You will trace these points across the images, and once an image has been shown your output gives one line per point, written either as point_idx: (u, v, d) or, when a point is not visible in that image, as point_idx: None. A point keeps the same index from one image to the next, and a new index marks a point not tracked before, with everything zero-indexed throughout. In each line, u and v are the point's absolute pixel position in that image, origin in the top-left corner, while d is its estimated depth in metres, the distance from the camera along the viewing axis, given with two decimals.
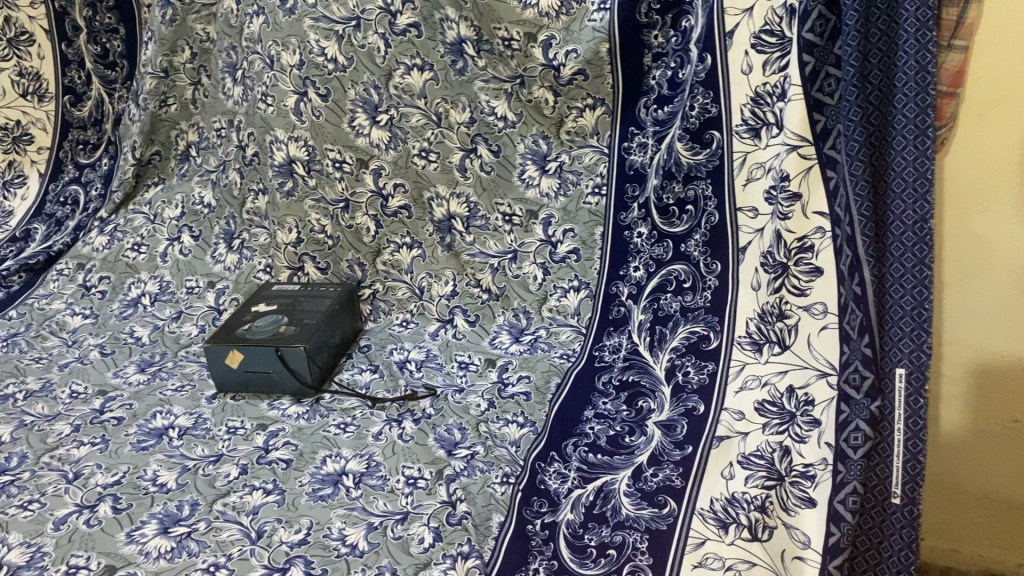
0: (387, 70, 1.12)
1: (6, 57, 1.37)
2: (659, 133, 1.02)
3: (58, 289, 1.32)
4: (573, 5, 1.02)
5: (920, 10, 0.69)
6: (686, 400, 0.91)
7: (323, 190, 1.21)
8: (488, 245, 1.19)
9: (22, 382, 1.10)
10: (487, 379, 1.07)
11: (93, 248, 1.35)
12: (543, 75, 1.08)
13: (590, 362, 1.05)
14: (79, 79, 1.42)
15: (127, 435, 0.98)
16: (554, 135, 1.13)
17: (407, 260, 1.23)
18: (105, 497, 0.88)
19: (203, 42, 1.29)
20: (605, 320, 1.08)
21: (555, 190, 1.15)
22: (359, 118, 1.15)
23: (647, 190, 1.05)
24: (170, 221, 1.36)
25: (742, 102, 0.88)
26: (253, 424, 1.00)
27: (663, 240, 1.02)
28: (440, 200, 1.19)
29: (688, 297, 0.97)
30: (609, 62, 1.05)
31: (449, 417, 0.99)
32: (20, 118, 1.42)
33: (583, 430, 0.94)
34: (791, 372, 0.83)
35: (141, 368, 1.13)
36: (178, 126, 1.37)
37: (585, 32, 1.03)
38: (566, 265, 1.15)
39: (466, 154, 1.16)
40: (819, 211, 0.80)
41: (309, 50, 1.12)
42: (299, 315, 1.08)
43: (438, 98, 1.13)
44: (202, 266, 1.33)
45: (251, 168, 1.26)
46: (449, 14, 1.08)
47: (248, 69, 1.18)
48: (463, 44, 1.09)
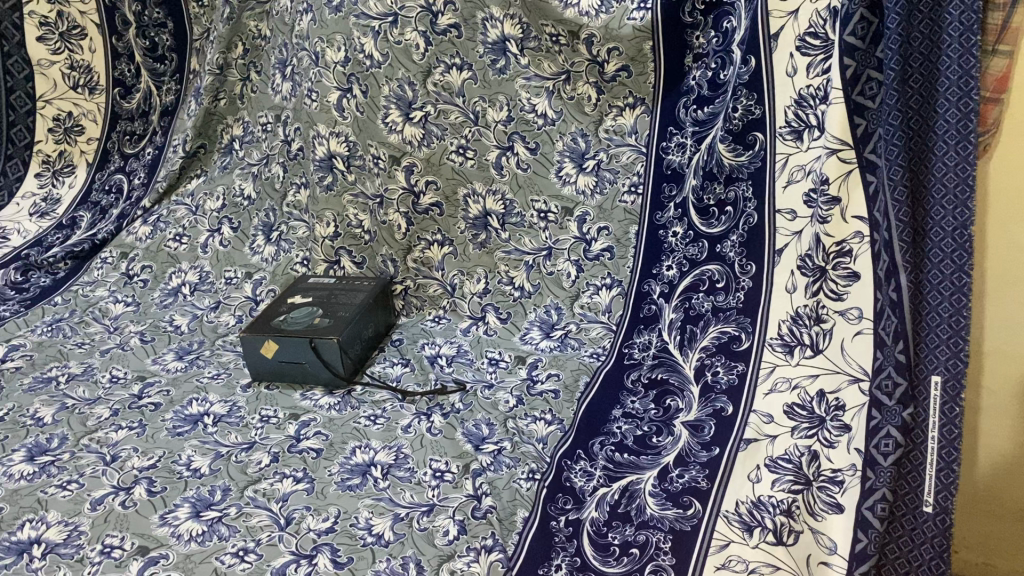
0: (425, 67, 1.13)
1: (58, 51, 1.42)
2: (699, 133, 1.03)
3: (101, 277, 1.35)
4: (612, 4, 1.04)
5: (965, 13, 0.68)
6: (715, 400, 0.91)
7: (362, 184, 1.22)
8: (523, 242, 1.19)
9: (65, 365, 1.13)
10: (516, 375, 1.07)
11: (136, 238, 1.38)
12: (588, 70, 1.11)
13: (619, 360, 1.05)
14: (129, 72, 1.45)
15: (164, 420, 1.01)
16: (592, 132, 1.14)
17: (438, 258, 1.24)
18: (141, 480, 0.90)
19: (256, 39, 1.32)
20: (636, 318, 1.08)
21: (591, 188, 1.15)
22: (393, 115, 1.16)
23: (685, 190, 1.05)
24: (211, 212, 1.37)
25: (785, 104, 0.88)
26: (285, 414, 1.01)
27: (698, 240, 1.02)
28: (476, 197, 1.20)
29: (721, 297, 0.97)
30: (651, 59, 1.07)
31: (477, 412, 0.99)
32: (72, 110, 1.46)
33: (611, 429, 0.94)
34: (823, 376, 0.82)
35: (179, 355, 1.15)
36: (225, 120, 1.39)
37: (624, 30, 1.05)
38: (599, 264, 1.16)
39: (502, 152, 1.17)
40: (859, 215, 0.80)
41: (354, 47, 1.13)
42: (334, 308, 1.09)
43: (477, 97, 1.15)
44: (242, 258, 1.34)
45: (294, 162, 1.27)
46: (493, 14, 1.09)
47: (297, 65, 1.21)
48: (506, 42, 1.11)
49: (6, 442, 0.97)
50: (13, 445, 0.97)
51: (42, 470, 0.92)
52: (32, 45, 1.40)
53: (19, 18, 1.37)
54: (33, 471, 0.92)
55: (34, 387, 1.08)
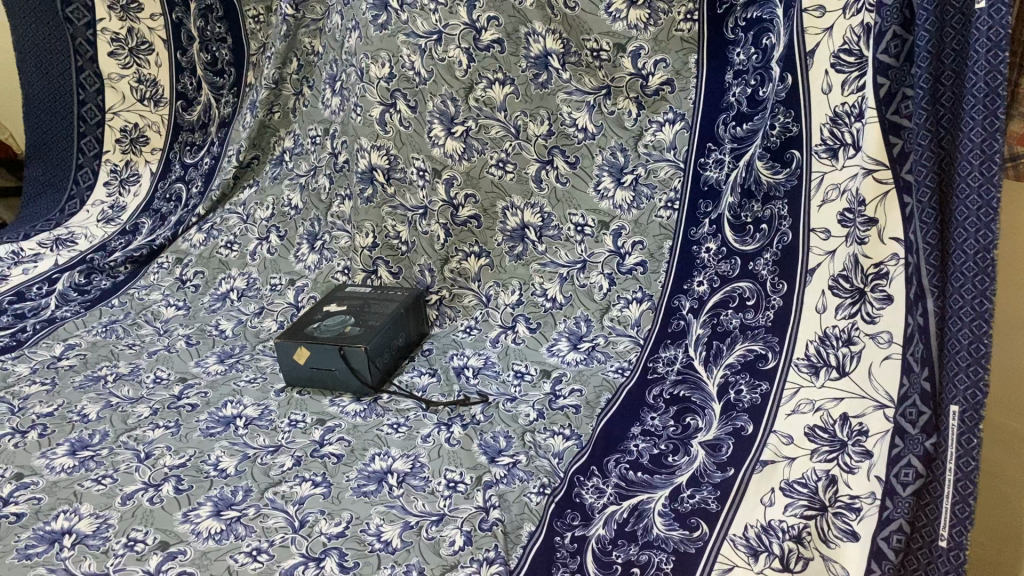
0: (468, 83, 1.15)
1: (128, 66, 1.52)
2: (736, 150, 1.00)
3: (157, 281, 1.40)
4: (662, 16, 1.05)
5: (994, 29, 0.66)
6: (735, 419, 0.90)
7: (401, 197, 1.23)
8: (558, 254, 1.18)
9: (114, 365, 1.18)
10: (540, 390, 1.05)
11: (191, 245, 1.43)
12: (630, 85, 1.10)
13: (643, 375, 1.03)
14: (191, 85, 1.53)
15: (198, 421, 1.04)
16: (632, 147, 1.13)
17: (475, 269, 1.23)
18: (170, 478, 0.94)
19: (309, 54, 1.36)
20: (664, 333, 1.05)
21: (628, 203, 1.14)
22: (436, 129, 1.18)
23: (721, 207, 1.03)
24: (261, 221, 1.40)
25: (820, 122, 0.86)
26: (313, 418, 1.04)
27: (731, 257, 1.00)
28: (515, 209, 1.20)
29: (750, 315, 0.95)
30: (695, 74, 1.07)
31: (496, 424, 0.99)
32: (139, 121, 1.57)
33: (628, 446, 0.93)
34: (847, 400, 0.81)
35: (220, 358, 1.19)
36: (278, 132, 1.44)
37: (674, 42, 1.06)
38: (632, 279, 1.13)
39: (542, 165, 1.17)
40: (896, 236, 0.77)
41: (401, 64, 1.16)
42: (366, 317, 1.12)
43: (518, 112, 1.15)
44: (287, 266, 1.36)
45: (340, 174, 1.29)
46: (537, 28, 1.10)
47: (346, 80, 1.23)
48: (549, 57, 1.12)
49: (53, 436, 1.03)
50: (57, 439, 1.02)
51: (81, 464, 0.97)
52: (103, 60, 1.51)
53: (92, 35, 1.49)
54: (74, 465, 0.97)
55: (84, 384, 1.13)
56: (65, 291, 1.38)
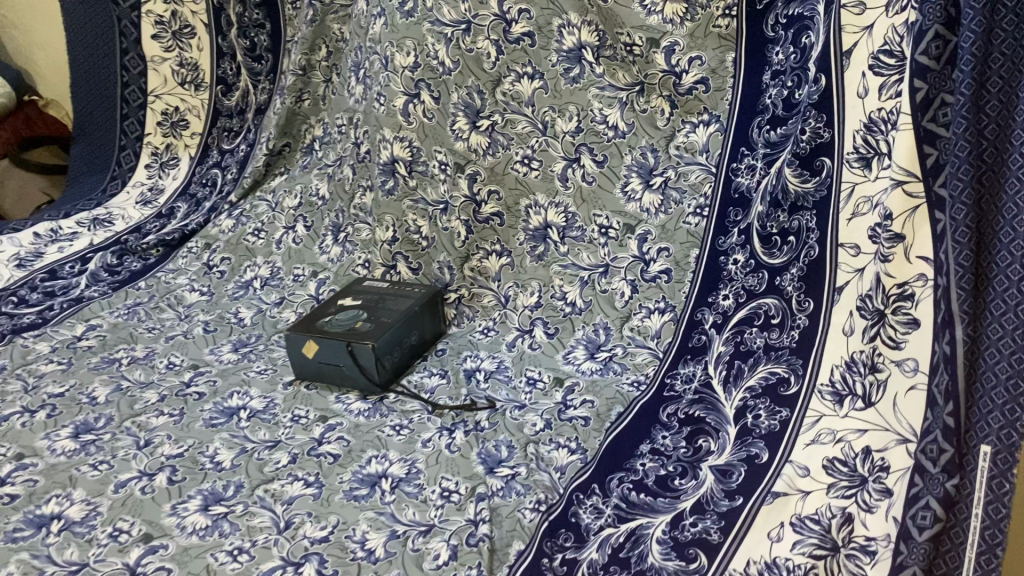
0: (496, 76, 1.12)
1: (170, 49, 1.53)
2: (769, 155, 0.95)
3: (184, 265, 1.39)
4: (698, 11, 1.01)
5: None
6: (750, 445, 0.83)
7: (424, 191, 1.19)
8: (581, 257, 1.12)
9: (131, 348, 1.18)
10: (551, 399, 1.00)
11: (220, 231, 1.41)
12: (662, 82, 1.05)
13: (658, 391, 0.97)
14: (231, 71, 1.53)
15: (202, 410, 1.03)
16: (662, 148, 1.07)
17: (495, 268, 1.17)
18: (165, 468, 0.93)
19: (338, 41, 1.35)
20: (684, 348, 0.99)
21: (656, 207, 1.08)
22: (460, 122, 1.14)
23: (751, 216, 0.97)
24: (289, 210, 1.38)
25: (855, 128, 0.81)
26: (315, 415, 1.01)
27: (758, 270, 0.94)
28: (538, 208, 1.14)
29: (774, 334, 0.90)
30: (731, 73, 1.01)
31: (501, 432, 0.94)
32: (179, 104, 1.56)
33: (633, 465, 0.87)
34: (871, 432, 0.74)
35: (235, 347, 1.17)
36: (309, 120, 1.42)
37: (710, 39, 1.02)
38: (655, 287, 1.07)
39: (568, 164, 1.12)
40: (924, 256, 0.72)
41: (426, 53, 1.12)
42: (378, 313, 1.09)
43: (546, 107, 1.11)
44: (310, 256, 1.33)
45: (362, 164, 1.26)
46: (570, 20, 1.06)
47: (369, 68, 1.20)
48: (582, 50, 1.07)
49: (59, 417, 1.03)
50: (63, 421, 1.02)
51: (82, 448, 0.97)
52: (146, 42, 1.52)
53: (137, 17, 1.50)
54: (75, 449, 0.97)
55: (98, 366, 1.13)
56: (96, 271, 1.38)
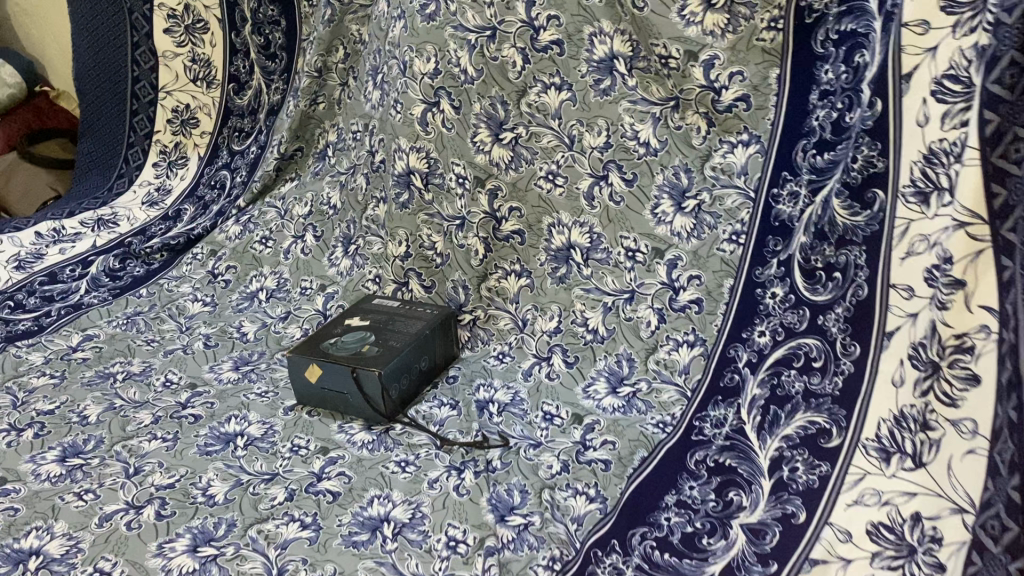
0: (521, 87, 1.05)
1: (183, 44, 1.47)
2: (814, 182, 0.87)
3: (189, 272, 1.33)
4: (740, 23, 0.93)
5: None
6: (786, 502, 0.76)
7: (440, 205, 1.13)
8: (605, 281, 1.04)
9: (127, 362, 1.12)
10: (569, 437, 0.93)
11: (227, 237, 1.35)
12: (699, 98, 0.97)
13: (686, 435, 0.89)
14: (243, 68, 1.46)
15: (197, 436, 0.97)
16: (697, 168, 0.98)
17: (513, 289, 1.10)
18: (153, 500, 0.86)
19: (356, 43, 1.28)
20: (715, 387, 0.91)
21: (688, 231, 0.99)
22: (482, 134, 1.08)
23: (792, 247, 0.89)
24: (298, 217, 1.31)
25: (913, 159, 0.74)
26: (316, 446, 0.94)
27: (798, 307, 0.86)
28: (561, 227, 1.06)
29: (815, 378, 0.81)
30: (775, 91, 0.93)
31: (513, 474, 0.88)
32: (190, 102, 1.51)
33: (657, 519, 0.80)
34: (921, 497, 0.67)
35: (236, 365, 1.11)
36: (323, 124, 1.36)
37: (753, 53, 0.93)
38: (684, 317, 0.98)
39: (595, 181, 1.04)
40: (987, 305, 0.65)
41: (447, 60, 1.07)
42: (386, 336, 1.02)
43: (573, 120, 1.03)
44: (319, 268, 1.26)
45: (377, 175, 1.19)
46: (603, 28, 0.99)
47: (387, 74, 1.15)
48: (614, 60, 1.00)
49: (47, 438, 0.97)
50: (51, 442, 0.96)
51: (68, 474, 0.91)
52: (158, 36, 1.47)
53: (149, 10, 1.46)
54: (60, 474, 0.91)
55: (92, 381, 1.07)
56: (97, 275, 1.33)
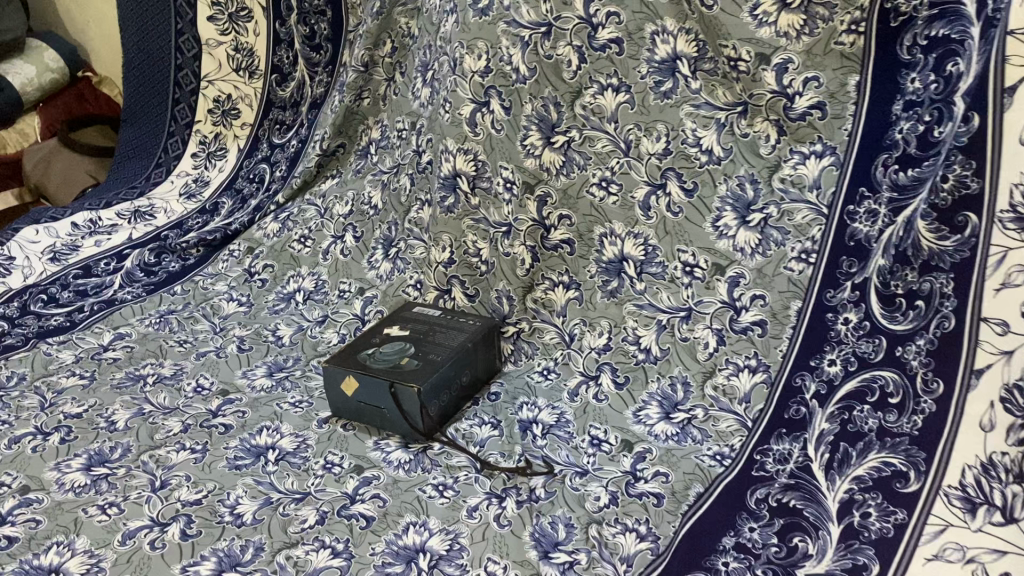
0: (576, 87, 0.99)
1: (226, 32, 1.43)
2: (895, 201, 0.80)
3: (225, 270, 1.30)
4: (818, 24, 0.86)
5: None
6: (857, 553, 0.69)
7: (486, 211, 1.06)
8: (660, 297, 0.98)
9: (158, 364, 1.08)
10: (617, 465, 0.87)
11: (264, 234, 1.31)
12: (770, 105, 0.90)
13: (746, 470, 0.82)
14: (287, 59, 1.41)
15: (227, 448, 0.92)
16: (765, 179, 0.91)
17: (560, 302, 1.04)
18: (180, 518, 0.82)
19: (405, 37, 1.23)
20: (779, 419, 0.85)
21: (752, 247, 0.92)
22: (533, 137, 1.02)
23: (869, 270, 0.82)
24: (338, 217, 1.26)
25: (1011, 182, 0.68)
26: (350, 464, 0.89)
27: (874, 336, 0.79)
28: (614, 238, 1.00)
29: (891, 416, 0.75)
30: (854, 99, 0.85)
31: (558, 506, 0.82)
32: (232, 92, 1.47)
33: (713, 564, 0.73)
34: (1013, 557, 0.62)
35: (270, 371, 1.07)
36: (366, 120, 1.30)
37: (830, 58, 0.86)
38: (746, 340, 0.92)
39: (652, 190, 0.97)
40: None
41: (499, 57, 1.01)
42: (427, 348, 0.96)
43: (630, 124, 0.97)
44: (358, 271, 1.21)
45: (422, 176, 1.14)
46: (666, 26, 0.93)
47: (437, 70, 1.10)
48: (677, 61, 0.93)
49: (73, 444, 0.93)
50: (76, 449, 0.92)
51: (93, 484, 0.87)
52: (202, 23, 1.43)
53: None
54: (85, 484, 0.87)
55: (122, 384, 1.04)
56: (132, 270, 1.30)
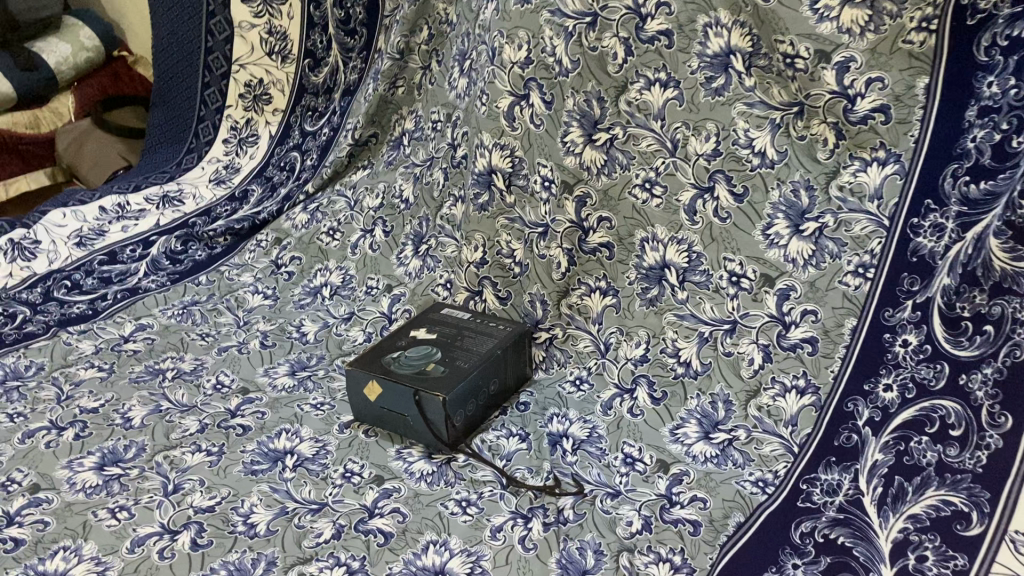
0: (621, 82, 0.93)
1: (260, 14, 1.39)
2: (965, 216, 0.74)
3: (252, 261, 1.27)
4: (884, 21, 0.79)
5: None
6: None
7: (521, 209, 1.02)
8: (702, 308, 0.92)
9: (178, 359, 1.05)
10: (652, 488, 0.82)
11: (293, 225, 1.28)
12: (829, 107, 0.84)
13: (791, 499, 0.77)
14: (321, 44, 1.37)
15: (243, 451, 0.89)
16: (821, 186, 0.85)
17: (597, 308, 0.99)
18: (191, 525, 0.79)
19: (442, 23, 1.18)
20: (827, 446, 0.79)
21: (805, 258, 0.86)
22: (573, 133, 0.97)
23: (933, 289, 0.75)
24: (368, 210, 1.22)
25: None
26: (370, 474, 0.85)
27: (936, 361, 0.73)
28: (656, 243, 0.95)
29: (952, 450, 0.68)
30: (922, 103, 0.79)
31: (587, 531, 0.77)
32: (264, 77, 1.42)
33: None
34: None
35: (292, 370, 1.03)
36: (400, 110, 1.26)
37: (896, 58, 0.80)
38: (794, 358, 0.86)
39: (699, 194, 0.91)
40: None
41: (541, 48, 0.95)
42: (455, 354, 0.92)
43: (677, 122, 0.91)
44: (386, 267, 1.17)
45: (457, 171, 1.10)
46: (720, 18, 0.86)
47: (475, 60, 1.05)
48: (731, 56, 0.86)
49: (87, 441, 0.90)
50: (90, 447, 0.89)
51: (104, 485, 0.84)
52: (236, 6, 1.39)
53: None
54: (96, 485, 0.84)
55: (140, 378, 1.01)
56: (158, 257, 1.26)
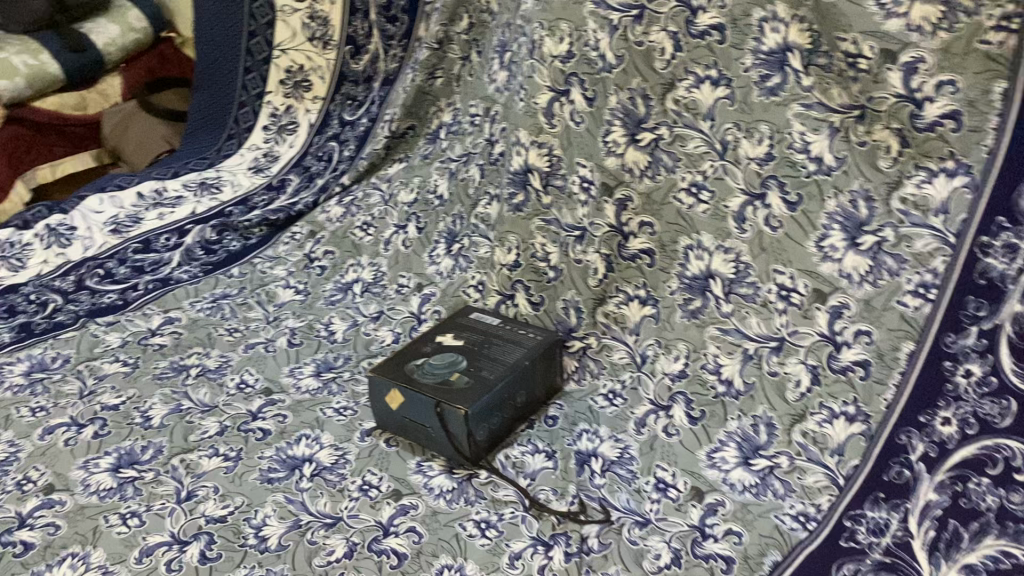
0: (668, 79, 0.88)
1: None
2: None
3: (286, 253, 1.24)
4: (959, 17, 0.70)
5: None
6: None
7: (558, 212, 0.98)
8: (748, 322, 0.85)
9: (204, 355, 1.03)
10: (684, 517, 0.77)
11: (328, 219, 1.25)
12: (893, 111, 0.75)
13: (833, 538, 0.71)
14: (362, 30, 1.33)
15: (260, 458, 0.86)
16: (881, 198, 0.77)
17: (635, 318, 0.93)
18: (201, 536, 0.76)
19: (483, 13, 1.13)
20: (876, 480, 0.72)
21: (861, 273, 0.78)
22: (615, 133, 0.93)
23: (1002, 315, 0.67)
24: (403, 205, 1.18)
25: None
26: (389, 488, 0.82)
27: (1001, 396, 0.67)
28: (701, 251, 0.88)
29: (1016, 496, 0.64)
30: (999, 108, 0.69)
31: (612, 562, 0.73)
32: (305, 63, 1.38)
33: None
34: None
35: (318, 370, 1.00)
36: (438, 102, 1.22)
37: (972, 58, 0.70)
38: (844, 382, 0.78)
39: (749, 201, 0.85)
40: None
41: (583, 41, 0.92)
42: (481, 363, 0.88)
43: (728, 123, 0.85)
44: (418, 265, 1.13)
45: (494, 168, 1.06)
46: (776, 13, 0.80)
47: (516, 53, 1.01)
48: (788, 53, 0.80)
49: (105, 440, 0.88)
50: (107, 447, 0.87)
51: (118, 488, 0.82)
52: None
53: None
54: (110, 488, 0.82)
55: (163, 375, 0.99)
56: (192, 247, 1.24)
